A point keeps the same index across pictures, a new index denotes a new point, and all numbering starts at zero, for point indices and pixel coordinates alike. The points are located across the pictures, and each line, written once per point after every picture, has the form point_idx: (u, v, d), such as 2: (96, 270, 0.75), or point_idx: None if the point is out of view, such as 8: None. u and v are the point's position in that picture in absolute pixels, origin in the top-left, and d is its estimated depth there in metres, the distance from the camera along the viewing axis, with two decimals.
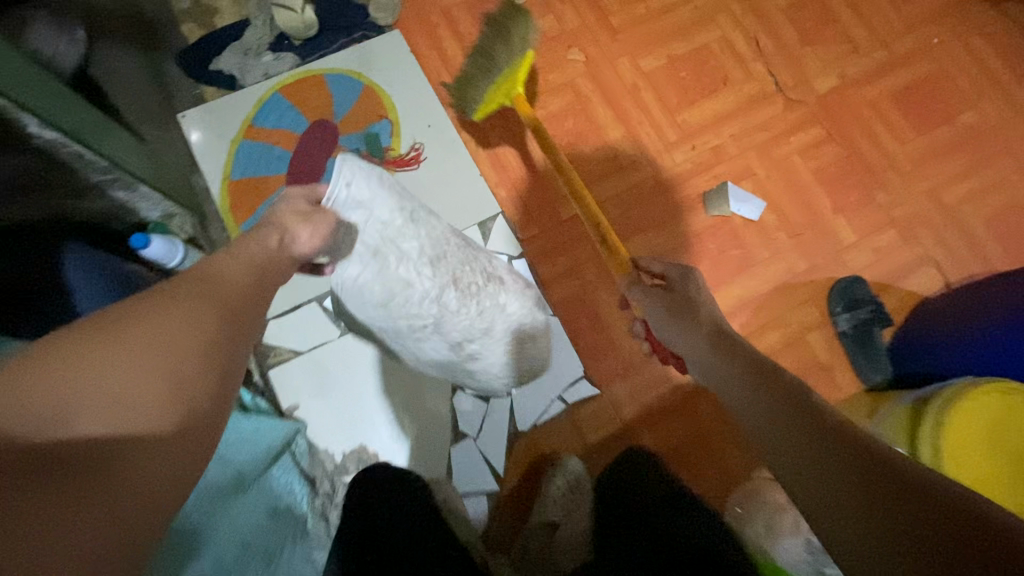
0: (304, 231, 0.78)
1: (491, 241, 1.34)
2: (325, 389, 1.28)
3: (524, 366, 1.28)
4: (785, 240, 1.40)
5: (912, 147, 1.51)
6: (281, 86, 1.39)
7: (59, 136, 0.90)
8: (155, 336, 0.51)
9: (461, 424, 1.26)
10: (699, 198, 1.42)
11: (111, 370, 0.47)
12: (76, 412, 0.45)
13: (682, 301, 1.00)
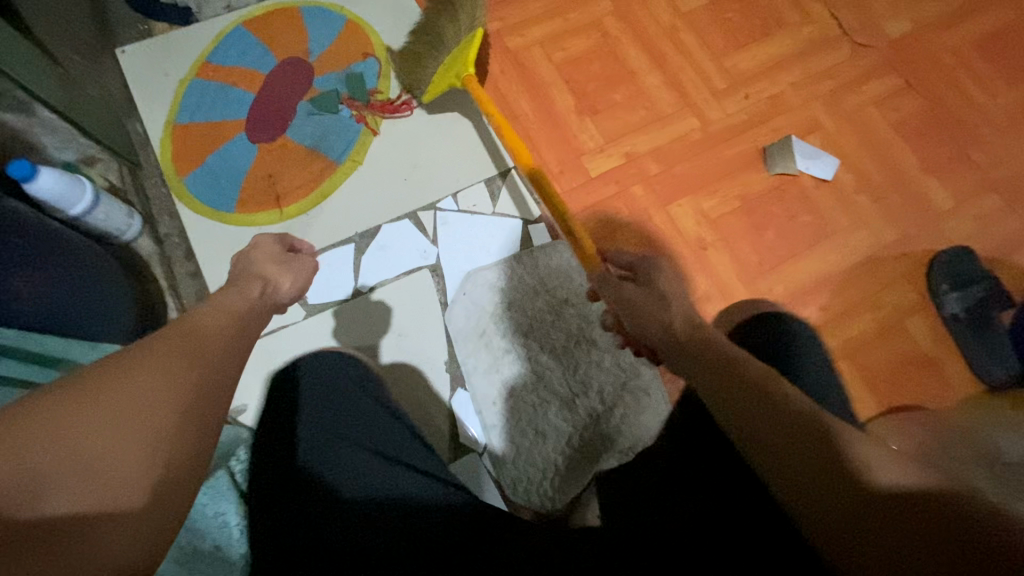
0: (284, 281, 0.71)
1: (503, 201, 1.06)
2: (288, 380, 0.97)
3: (553, 359, 0.99)
4: (867, 206, 1.13)
5: (1015, 95, 1.22)
6: (246, 19, 1.14)
7: None
8: (124, 402, 0.41)
9: (473, 435, 0.96)
10: (757, 154, 1.15)
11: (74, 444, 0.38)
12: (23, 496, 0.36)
13: (650, 291, 0.81)
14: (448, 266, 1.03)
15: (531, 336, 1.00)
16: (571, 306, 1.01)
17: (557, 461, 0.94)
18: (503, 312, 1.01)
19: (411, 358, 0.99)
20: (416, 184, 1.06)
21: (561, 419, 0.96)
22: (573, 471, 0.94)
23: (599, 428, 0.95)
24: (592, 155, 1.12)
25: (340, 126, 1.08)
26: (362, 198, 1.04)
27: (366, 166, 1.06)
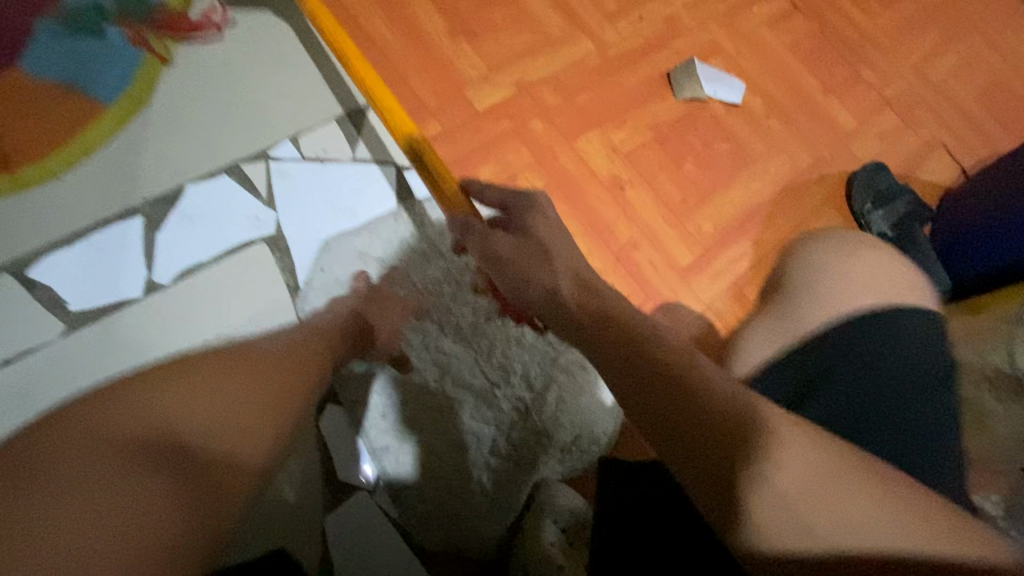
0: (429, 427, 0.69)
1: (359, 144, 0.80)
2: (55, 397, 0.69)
3: (459, 342, 0.75)
4: (781, 130, 1.03)
5: (893, 10, 1.19)
6: None
7: None
8: (247, 378, 0.48)
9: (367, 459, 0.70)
10: (662, 80, 1.00)
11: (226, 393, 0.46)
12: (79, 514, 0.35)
13: (523, 243, 0.59)
14: (293, 233, 0.77)
15: (429, 318, 0.75)
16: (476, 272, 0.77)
17: (481, 476, 0.71)
18: (379, 287, 0.75)
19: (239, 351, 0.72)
20: (237, 132, 0.79)
21: (481, 420, 0.73)
22: (502, 487, 0.71)
23: (531, 424, 0.74)
24: (475, 85, 0.89)
25: (107, 50, 0.78)
26: (154, 151, 0.77)
27: (153, 110, 0.78)
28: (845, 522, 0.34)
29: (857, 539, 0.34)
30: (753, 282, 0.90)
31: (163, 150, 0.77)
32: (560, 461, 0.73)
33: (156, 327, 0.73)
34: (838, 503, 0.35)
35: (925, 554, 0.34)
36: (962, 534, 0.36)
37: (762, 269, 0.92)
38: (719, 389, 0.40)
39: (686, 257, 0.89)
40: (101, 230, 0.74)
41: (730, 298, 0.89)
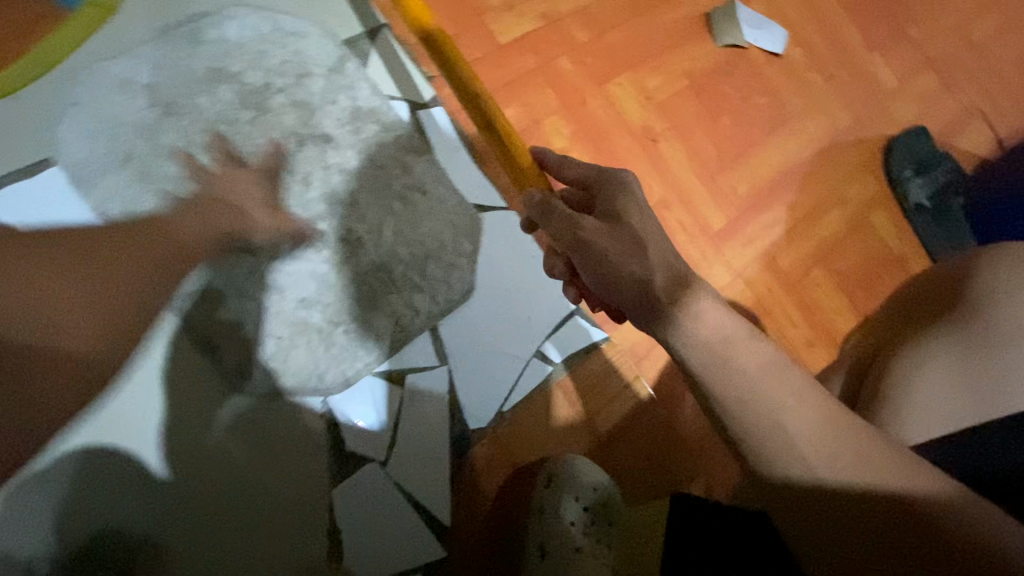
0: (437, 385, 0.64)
1: (283, 40, 0.68)
2: None
3: (267, 180, 0.63)
4: (821, 85, 0.95)
5: None
6: None
7: None
8: None
9: (186, 308, 0.61)
10: (700, 22, 0.90)
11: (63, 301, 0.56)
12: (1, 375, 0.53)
13: (614, 228, 0.49)
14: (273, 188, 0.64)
15: (219, 147, 0.64)
16: (313, 70, 0.68)
17: (310, 317, 0.63)
18: (190, 125, 0.64)
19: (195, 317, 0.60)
20: (174, 40, 0.65)
21: (301, 252, 0.63)
22: (348, 332, 0.63)
23: (365, 258, 0.65)
24: (497, 13, 0.79)
25: None
26: (110, 80, 0.63)
27: (122, 20, 0.64)
28: (833, 459, 0.37)
29: (835, 472, 0.37)
30: (784, 249, 0.85)
31: (120, 75, 0.63)
32: (398, 300, 0.65)
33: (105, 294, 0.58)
34: (830, 443, 0.38)
35: (917, 502, 0.35)
36: (956, 485, 0.36)
37: (795, 236, 0.86)
38: (760, 372, 0.40)
39: (718, 220, 0.83)
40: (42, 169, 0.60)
41: (760, 266, 0.84)
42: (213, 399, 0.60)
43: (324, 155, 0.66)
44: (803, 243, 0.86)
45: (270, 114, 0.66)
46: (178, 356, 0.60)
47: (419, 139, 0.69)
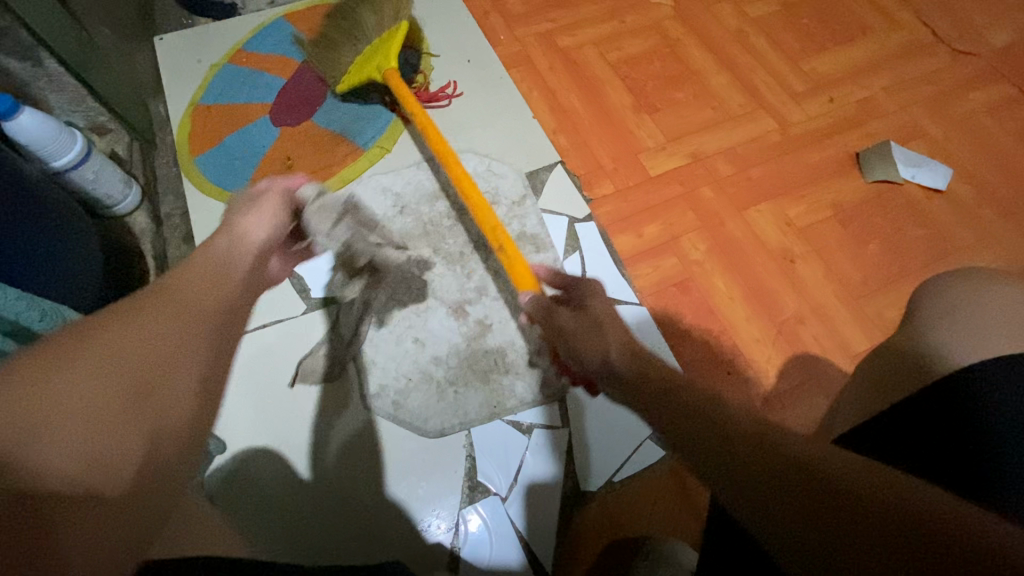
0: (538, 444, 0.74)
1: (488, 179, 0.95)
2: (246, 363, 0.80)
3: (449, 270, 0.85)
4: (997, 221, 0.91)
5: None
6: (289, 12, 1.10)
7: None
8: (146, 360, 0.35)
9: (359, 341, 0.81)
10: (849, 160, 0.97)
11: (82, 358, 0.33)
12: (102, 416, 0.32)
13: (581, 314, 0.58)
14: (443, 270, 0.85)
15: (424, 240, 0.87)
16: (497, 206, 0.92)
17: (433, 372, 0.79)
18: (407, 225, 0.89)
19: (377, 354, 0.80)
20: (423, 167, 0.93)
21: (448, 326, 0.81)
22: (458, 392, 0.77)
23: (491, 341, 0.80)
24: (651, 152, 0.98)
25: (370, 111, 0.98)
26: (372, 186, 0.92)
27: (399, 154, 0.95)
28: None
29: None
30: None
31: (380, 184, 0.92)
32: (512, 387, 0.77)
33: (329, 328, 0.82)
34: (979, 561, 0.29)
35: None
36: None
37: None
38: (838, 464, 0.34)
39: (859, 341, 0.83)
40: None
41: None
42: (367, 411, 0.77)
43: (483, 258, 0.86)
44: None
45: (454, 223, 0.89)
46: (359, 381, 0.79)
47: (553, 259, 0.88)
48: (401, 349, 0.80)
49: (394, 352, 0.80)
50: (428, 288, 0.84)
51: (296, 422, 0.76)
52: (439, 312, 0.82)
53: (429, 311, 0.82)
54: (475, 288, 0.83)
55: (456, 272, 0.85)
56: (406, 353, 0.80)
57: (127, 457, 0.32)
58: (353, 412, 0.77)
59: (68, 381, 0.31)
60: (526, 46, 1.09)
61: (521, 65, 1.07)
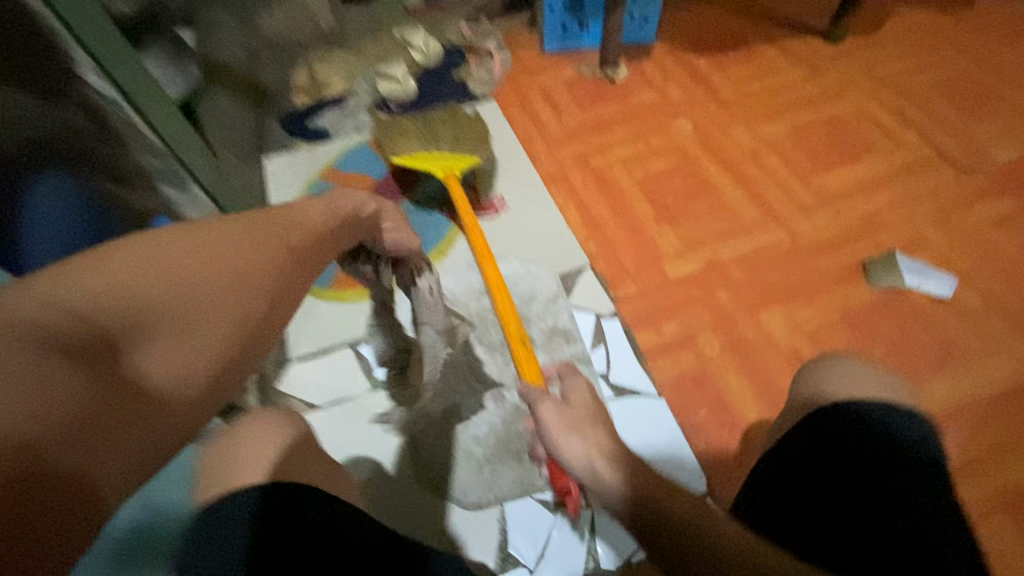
0: (565, 521, 0.83)
1: (527, 279, 1.10)
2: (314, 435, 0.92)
3: (492, 357, 0.98)
4: (1003, 330, 0.98)
5: None
6: (371, 139, 1.37)
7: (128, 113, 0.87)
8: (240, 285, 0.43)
9: (411, 418, 0.93)
10: (856, 268, 1.07)
11: (165, 264, 0.39)
12: (184, 324, 0.39)
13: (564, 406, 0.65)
14: (486, 358, 0.98)
15: (471, 330, 1.02)
16: (535, 302, 1.07)
17: (473, 449, 0.90)
18: (457, 318, 1.03)
19: (427, 431, 0.92)
20: (472, 268, 1.10)
21: (487, 408, 0.93)
22: (494, 469, 0.88)
23: (525, 423, 0.92)
24: (671, 258, 1.11)
25: (432, 220, 1.17)
26: None
27: (453, 258, 1.12)
28: None
29: None
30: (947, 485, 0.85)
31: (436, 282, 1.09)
32: (541, 467, 0.87)
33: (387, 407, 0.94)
34: None
35: None
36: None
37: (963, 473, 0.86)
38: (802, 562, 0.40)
39: None
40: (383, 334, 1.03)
41: None
42: (415, 483, 0.88)
43: None
44: (978, 484, 0.84)
45: (496, 315, 1.03)
46: (409, 455, 0.90)
47: (582, 351, 1.01)
48: (449, 426, 0.92)
49: (441, 430, 0.92)
50: (473, 373, 0.97)
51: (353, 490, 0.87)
52: (482, 394, 0.95)
53: (473, 393, 0.95)
54: (513, 374, 0.96)
55: (498, 360, 0.98)
56: (452, 430, 0.92)
57: (194, 370, 0.39)
58: (403, 482, 0.88)
59: (185, 288, 0.39)
60: (563, 166, 1.30)
61: (558, 181, 1.27)
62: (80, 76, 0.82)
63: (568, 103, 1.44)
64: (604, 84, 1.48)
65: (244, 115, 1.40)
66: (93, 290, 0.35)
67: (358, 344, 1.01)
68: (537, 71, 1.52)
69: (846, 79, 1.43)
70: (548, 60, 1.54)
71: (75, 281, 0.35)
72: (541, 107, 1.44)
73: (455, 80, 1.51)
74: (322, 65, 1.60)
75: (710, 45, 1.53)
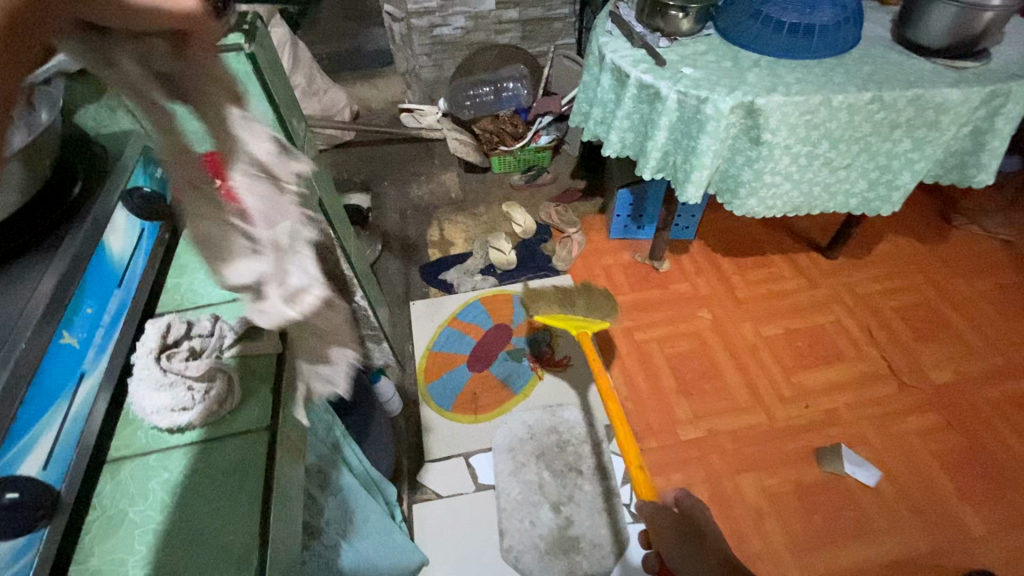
0: None
1: (582, 423, 1.62)
2: (439, 516, 1.45)
3: (555, 479, 1.51)
4: (906, 516, 1.43)
5: None
6: (482, 297, 1.96)
7: (366, 305, 1.41)
8: None
9: (501, 514, 1.45)
10: (811, 452, 1.55)
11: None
12: None
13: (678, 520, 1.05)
14: (551, 479, 1.51)
15: (543, 458, 1.55)
16: (586, 442, 1.58)
17: (539, 542, 1.41)
18: (533, 447, 1.57)
19: (512, 525, 1.43)
20: (546, 410, 1.64)
21: (550, 516, 1.45)
22: (551, 558, 1.39)
23: (573, 528, 1.43)
24: (682, 423, 1.62)
25: (522, 370, 1.74)
26: (517, 417, 1.63)
27: (533, 400, 1.67)
28: None
29: None
30: None
31: (522, 417, 1.63)
32: (581, 562, 1.38)
33: (484, 506, 1.47)
34: None
35: None
36: None
37: None
38: None
39: None
40: (486, 451, 1.57)
41: None
42: (504, 558, 1.39)
43: (575, 475, 1.52)
44: None
45: (559, 448, 1.57)
46: (498, 539, 1.42)
47: (615, 482, 1.51)
48: (524, 524, 1.44)
49: (520, 526, 1.43)
50: (543, 490, 1.50)
51: (463, 558, 1.39)
52: (546, 504, 1.47)
53: (540, 502, 1.47)
54: (568, 493, 1.49)
55: (560, 482, 1.51)
56: (527, 527, 1.43)
57: None
58: (494, 557, 1.39)
59: None
60: (615, 337, 1.85)
61: (611, 350, 1.81)
62: (351, 296, 1.37)
63: (623, 284, 2.00)
64: (651, 270, 2.03)
65: (398, 268, 2.06)
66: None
67: (470, 457, 1.56)
68: (603, 253, 2.10)
69: (833, 292, 1.93)
70: (612, 245, 2.12)
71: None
72: (603, 284, 2.00)
73: (543, 252, 2.10)
74: (449, 225, 2.20)
75: (734, 248, 2.07)
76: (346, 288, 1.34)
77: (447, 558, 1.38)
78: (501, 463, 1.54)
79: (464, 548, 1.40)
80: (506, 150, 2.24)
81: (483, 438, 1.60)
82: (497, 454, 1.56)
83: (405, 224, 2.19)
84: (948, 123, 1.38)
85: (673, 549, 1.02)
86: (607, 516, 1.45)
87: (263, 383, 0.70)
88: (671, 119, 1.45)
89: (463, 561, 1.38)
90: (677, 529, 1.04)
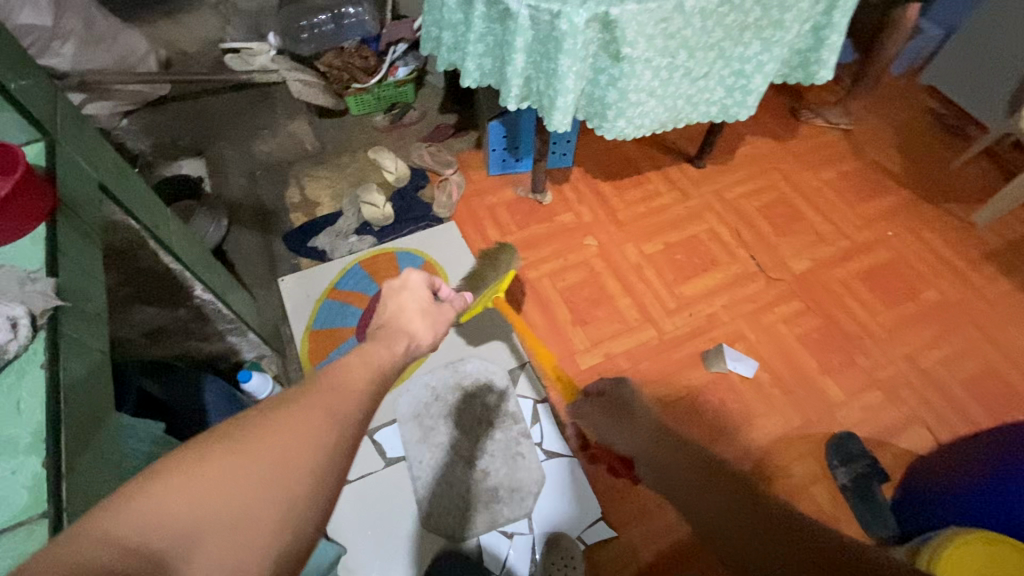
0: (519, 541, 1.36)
1: (486, 373, 1.57)
2: (351, 503, 1.39)
3: (466, 437, 1.48)
4: (779, 397, 1.60)
5: (884, 318, 1.76)
6: (361, 260, 1.79)
7: (211, 298, 1.19)
8: None
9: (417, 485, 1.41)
10: (699, 357, 1.65)
11: (189, 494, 0.45)
12: None
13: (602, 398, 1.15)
14: (461, 437, 1.48)
15: (451, 418, 1.51)
16: (491, 392, 1.55)
17: (460, 501, 1.40)
18: (440, 408, 1.51)
19: (428, 492, 1.40)
20: (446, 369, 1.58)
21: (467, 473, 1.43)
22: (474, 514, 1.38)
23: (491, 482, 1.43)
24: (581, 353, 1.65)
25: None
26: (419, 382, 1.55)
27: (433, 360, 1.59)
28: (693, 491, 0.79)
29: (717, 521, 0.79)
30: None
31: (423, 380, 1.56)
32: (502, 510, 1.39)
33: (395, 482, 1.42)
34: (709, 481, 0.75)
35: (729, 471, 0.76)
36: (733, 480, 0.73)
37: None
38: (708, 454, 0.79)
39: None
40: (389, 425, 1.50)
41: None
42: (427, 529, 1.36)
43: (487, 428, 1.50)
44: None
45: (467, 403, 1.53)
46: (416, 512, 1.38)
47: (524, 426, 1.50)
48: (441, 489, 1.41)
49: (438, 490, 1.41)
50: (454, 448, 1.46)
51: (382, 536, 1.35)
52: (462, 462, 1.44)
53: (454, 461, 1.45)
54: (481, 447, 1.47)
55: (471, 438, 1.48)
56: (445, 490, 1.41)
57: None
58: (417, 527, 1.37)
59: None
60: None
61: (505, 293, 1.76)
62: (189, 291, 1.16)
63: (508, 222, 1.92)
64: (535, 204, 1.97)
65: (257, 241, 1.80)
66: (88, 554, 0.40)
67: (374, 433, 1.48)
68: (484, 191, 1.99)
69: (704, 201, 2.00)
70: (492, 181, 2.01)
71: (129, 509, 0.43)
72: (488, 225, 1.91)
73: (420, 200, 1.95)
74: (311, 184, 1.96)
75: (612, 169, 2.06)
76: (179, 280, 1.13)
77: (367, 542, 1.34)
78: (408, 433, 1.48)
79: (380, 528, 1.36)
80: (359, 87, 1.99)
81: (385, 412, 1.51)
82: (402, 425, 1.49)
83: (257, 189, 1.92)
84: (791, 21, 1.39)
85: (605, 427, 1.09)
86: (523, 459, 1.46)
87: (30, 457, 0.53)
88: (526, 39, 1.32)
89: (384, 540, 1.34)
90: (605, 412, 1.10)
